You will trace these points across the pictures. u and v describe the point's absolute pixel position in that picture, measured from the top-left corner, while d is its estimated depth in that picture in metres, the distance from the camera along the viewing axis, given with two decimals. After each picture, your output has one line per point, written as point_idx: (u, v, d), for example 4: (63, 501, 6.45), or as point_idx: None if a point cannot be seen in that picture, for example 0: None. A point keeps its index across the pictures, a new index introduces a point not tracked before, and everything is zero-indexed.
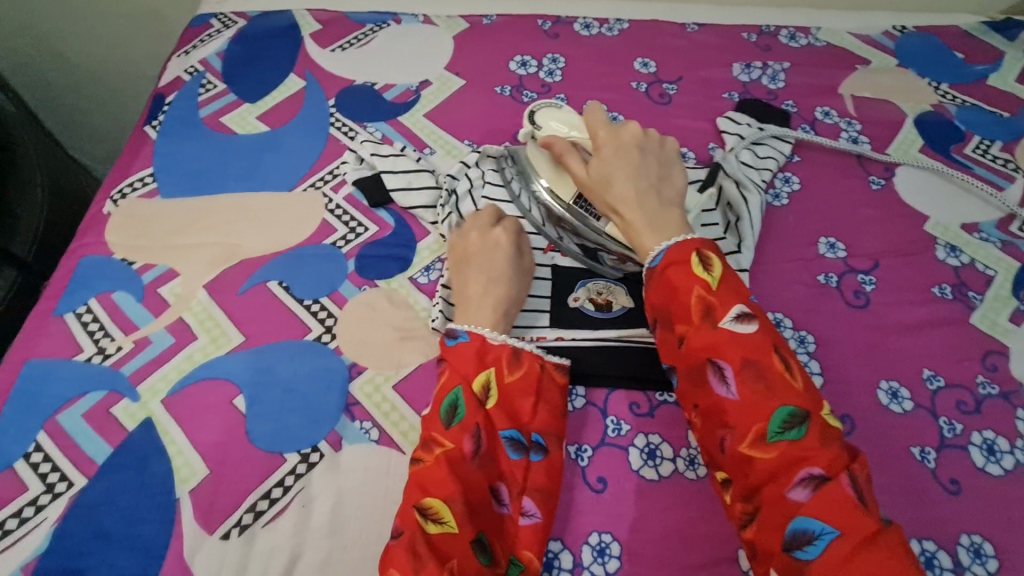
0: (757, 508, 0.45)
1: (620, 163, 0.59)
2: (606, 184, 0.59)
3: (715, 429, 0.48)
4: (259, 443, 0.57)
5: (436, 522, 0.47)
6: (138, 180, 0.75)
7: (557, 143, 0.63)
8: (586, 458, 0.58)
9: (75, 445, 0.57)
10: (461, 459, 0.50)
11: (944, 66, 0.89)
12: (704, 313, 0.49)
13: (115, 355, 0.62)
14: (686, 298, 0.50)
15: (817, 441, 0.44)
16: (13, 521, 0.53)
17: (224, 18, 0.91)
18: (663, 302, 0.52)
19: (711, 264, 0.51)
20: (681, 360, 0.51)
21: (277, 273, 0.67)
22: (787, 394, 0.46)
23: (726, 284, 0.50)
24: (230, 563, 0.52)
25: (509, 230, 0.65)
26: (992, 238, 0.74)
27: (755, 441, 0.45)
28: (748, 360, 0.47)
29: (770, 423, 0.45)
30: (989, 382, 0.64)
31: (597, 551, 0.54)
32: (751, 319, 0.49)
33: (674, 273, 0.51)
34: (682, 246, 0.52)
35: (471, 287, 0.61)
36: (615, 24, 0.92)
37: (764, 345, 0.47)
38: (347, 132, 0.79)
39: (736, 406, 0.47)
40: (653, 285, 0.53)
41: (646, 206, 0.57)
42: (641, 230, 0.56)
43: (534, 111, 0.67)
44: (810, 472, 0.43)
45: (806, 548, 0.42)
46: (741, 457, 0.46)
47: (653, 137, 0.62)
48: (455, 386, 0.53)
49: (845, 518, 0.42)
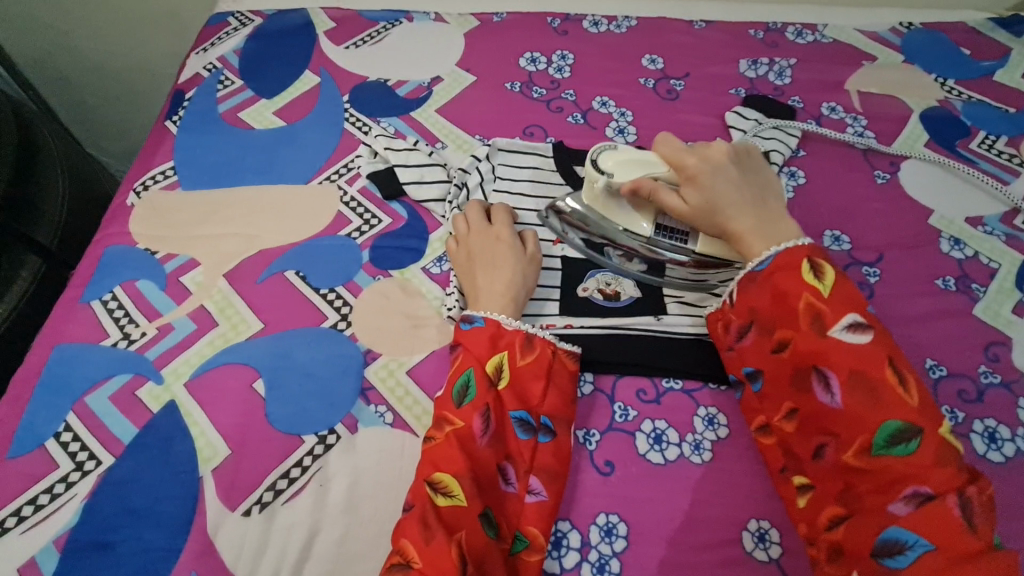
0: (853, 512, 0.48)
1: (719, 184, 0.58)
2: (713, 210, 0.58)
3: (816, 433, 0.50)
4: (278, 424, 0.59)
5: (445, 495, 0.49)
6: (160, 173, 0.77)
7: (644, 184, 0.60)
8: (595, 442, 0.60)
9: (102, 425, 0.59)
10: (470, 437, 0.52)
11: (950, 62, 0.90)
12: (812, 320, 0.51)
13: (139, 340, 0.64)
14: (793, 304, 0.52)
15: (929, 460, 0.44)
16: (45, 496, 0.56)
17: (242, 16, 0.93)
18: (767, 306, 0.54)
19: (823, 272, 0.52)
20: (785, 366, 0.53)
21: (294, 263, 0.70)
22: (898, 409, 0.46)
23: (838, 293, 0.51)
24: (251, 538, 0.54)
25: (505, 224, 0.67)
26: (996, 231, 0.75)
27: (860, 451, 0.47)
28: (857, 372, 0.48)
29: (877, 437, 0.46)
30: (991, 372, 0.65)
31: (604, 531, 0.55)
32: (865, 330, 0.49)
33: (780, 278, 0.53)
34: (790, 253, 0.54)
35: (478, 280, 0.63)
36: (623, 21, 0.93)
37: (877, 357, 0.48)
38: (361, 127, 0.81)
39: (840, 415, 0.48)
40: (753, 288, 0.55)
41: (757, 216, 0.57)
42: (758, 242, 0.56)
43: (596, 156, 0.63)
44: (916, 489, 0.44)
45: (896, 557, 0.43)
46: (843, 465, 0.48)
47: (740, 149, 0.61)
48: (468, 368, 0.56)
49: (945, 538, 0.42)
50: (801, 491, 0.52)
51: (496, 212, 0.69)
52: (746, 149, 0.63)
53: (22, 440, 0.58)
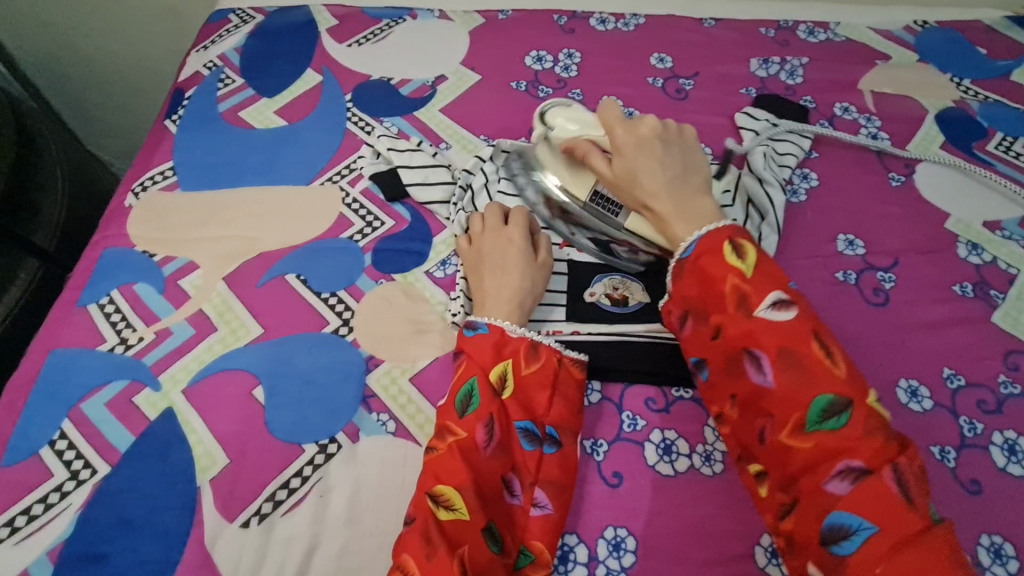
0: (795, 500, 0.46)
1: (644, 159, 0.56)
2: (632, 181, 0.57)
3: (754, 418, 0.49)
4: (278, 432, 0.58)
5: (447, 508, 0.48)
6: (158, 173, 0.76)
7: (579, 145, 0.62)
8: (602, 453, 0.58)
9: (98, 433, 0.58)
10: (473, 448, 0.51)
11: (966, 61, 0.88)
12: (738, 301, 0.49)
13: (137, 345, 0.63)
14: (719, 287, 0.50)
15: (859, 432, 0.43)
16: (39, 506, 0.54)
17: (243, 13, 0.92)
18: (698, 291, 0.52)
19: (744, 251, 0.50)
20: (718, 351, 0.51)
21: (294, 266, 0.68)
22: (828, 382, 0.45)
23: (762, 271, 0.50)
24: (249, 550, 0.53)
25: (520, 226, 0.65)
26: (1015, 236, 0.73)
27: (795, 430, 0.46)
28: (785, 349, 0.47)
29: (810, 413, 0.45)
30: (1011, 382, 0.63)
31: (612, 545, 0.54)
32: (788, 307, 0.48)
33: (707, 261, 0.51)
34: (712, 236, 0.52)
35: (486, 282, 0.62)
36: (631, 19, 0.91)
37: (803, 332, 0.47)
38: (364, 127, 0.80)
39: (774, 395, 0.47)
40: (685, 274, 0.53)
41: (677, 195, 0.55)
42: (674, 222, 0.55)
43: (545, 111, 0.67)
44: (849, 464, 0.43)
45: (843, 542, 0.42)
46: (780, 448, 0.46)
47: (671, 128, 0.58)
48: (471, 376, 0.54)
49: (885, 513, 0.41)
50: (755, 480, 0.50)
51: (513, 214, 0.67)
52: (682, 126, 0.60)
53: (17, 448, 0.57)
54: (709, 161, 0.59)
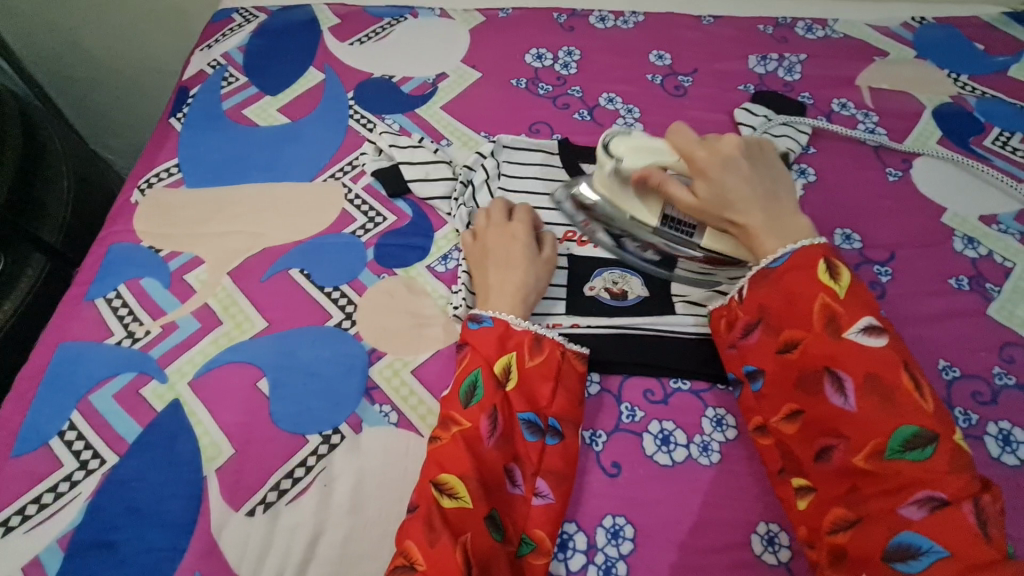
0: (860, 517, 0.47)
1: (732, 178, 0.56)
2: (723, 204, 0.56)
3: (823, 436, 0.50)
4: (283, 424, 0.59)
5: (451, 496, 0.49)
6: (164, 170, 0.77)
7: (653, 173, 0.60)
8: (602, 443, 0.59)
9: (107, 424, 0.59)
10: (477, 438, 0.52)
11: (963, 57, 0.89)
12: (827, 322, 0.50)
13: (144, 338, 0.64)
14: (807, 305, 0.51)
15: (943, 465, 0.44)
16: (49, 495, 0.55)
17: (246, 13, 0.93)
18: (779, 306, 0.53)
19: (839, 273, 0.51)
20: (795, 367, 0.52)
21: (298, 261, 0.69)
22: (915, 414, 0.46)
23: (853, 295, 0.50)
24: (255, 539, 0.54)
25: (524, 223, 0.66)
26: (1011, 230, 0.73)
27: (873, 454, 0.47)
28: (873, 375, 0.48)
29: (892, 440, 0.46)
30: (1006, 373, 0.64)
31: (611, 533, 0.55)
32: (880, 334, 0.49)
33: (792, 278, 0.53)
34: (807, 252, 0.53)
35: (492, 276, 0.63)
36: (630, 17, 0.92)
37: (892, 360, 0.48)
38: (366, 124, 0.81)
39: (853, 417, 0.48)
40: (766, 287, 0.55)
41: (769, 210, 0.56)
42: (767, 239, 0.55)
43: (608, 142, 0.63)
44: (929, 493, 0.44)
45: (909, 562, 0.43)
46: (854, 468, 0.48)
47: (752, 142, 0.59)
48: (476, 368, 0.55)
49: (959, 540, 0.42)
50: (800, 495, 0.52)
51: (517, 211, 0.68)
52: (756, 140, 0.60)
53: (27, 439, 0.58)
54: (789, 174, 0.60)
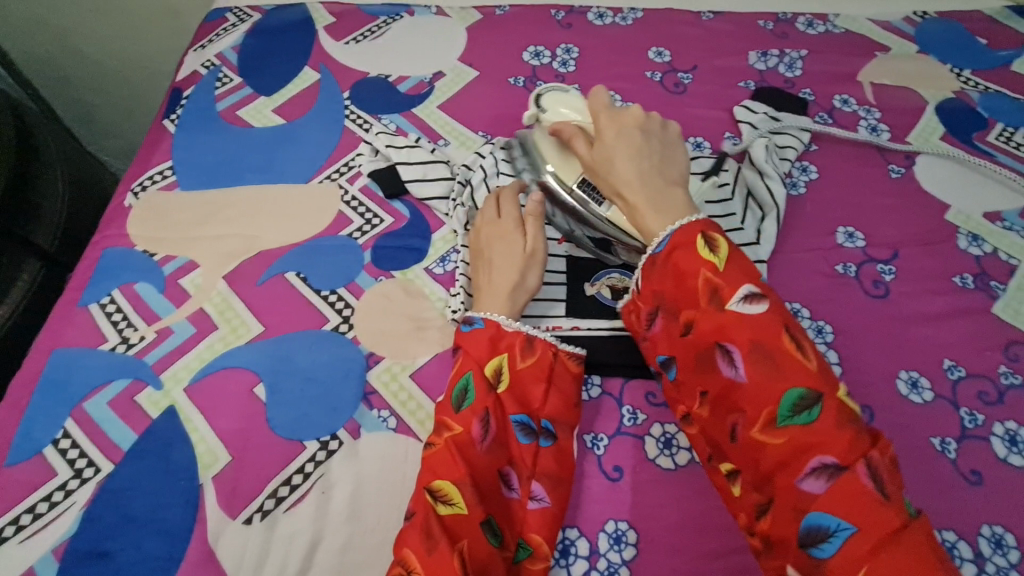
0: (771, 496, 0.45)
1: (621, 145, 0.56)
2: (609, 169, 0.56)
3: (728, 415, 0.48)
4: (280, 430, 0.58)
5: (445, 503, 0.48)
6: (158, 173, 0.76)
7: (565, 128, 0.61)
8: (603, 447, 0.58)
9: (101, 432, 0.58)
10: (469, 442, 0.51)
11: (966, 51, 0.88)
12: (709, 296, 0.48)
13: (138, 344, 0.63)
14: (690, 282, 0.49)
15: (831, 426, 0.43)
16: (43, 504, 0.55)
17: (240, 12, 0.92)
18: (668, 287, 0.51)
19: (717, 245, 0.49)
20: (692, 346, 0.50)
21: (294, 265, 0.68)
22: (800, 377, 0.45)
23: (732, 265, 0.48)
24: (252, 547, 0.53)
25: (514, 219, 0.64)
26: (1016, 226, 0.73)
27: (766, 426, 0.45)
28: (757, 344, 0.46)
29: (780, 408, 0.44)
30: (1011, 372, 0.63)
31: (613, 538, 0.54)
32: (760, 300, 0.47)
33: (679, 257, 0.50)
34: (686, 229, 0.51)
35: (481, 278, 0.62)
36: (629, 13, 0.91)
37: (774, 325, 0.46)
38: (362, 124, 0.80)
39: (746, 391, 0.46)
40: (654, 269, 0.52)
41: (649, 185, 0.54)
42: (645, 212, 0.53)
43: (541, 94, 0.66)
44: (822, 460, 0.43)
45: (823, 543, 0.41)
46: (755, 445, 0.46)
47: (654, 119, 0.59)
48: (467, 371, 0.55)
49: (858, 508, 0.41)
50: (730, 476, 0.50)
51: (507, 204, 0.66)
52: (667, 123, 0.60)
53: (20, 448, 0.57)
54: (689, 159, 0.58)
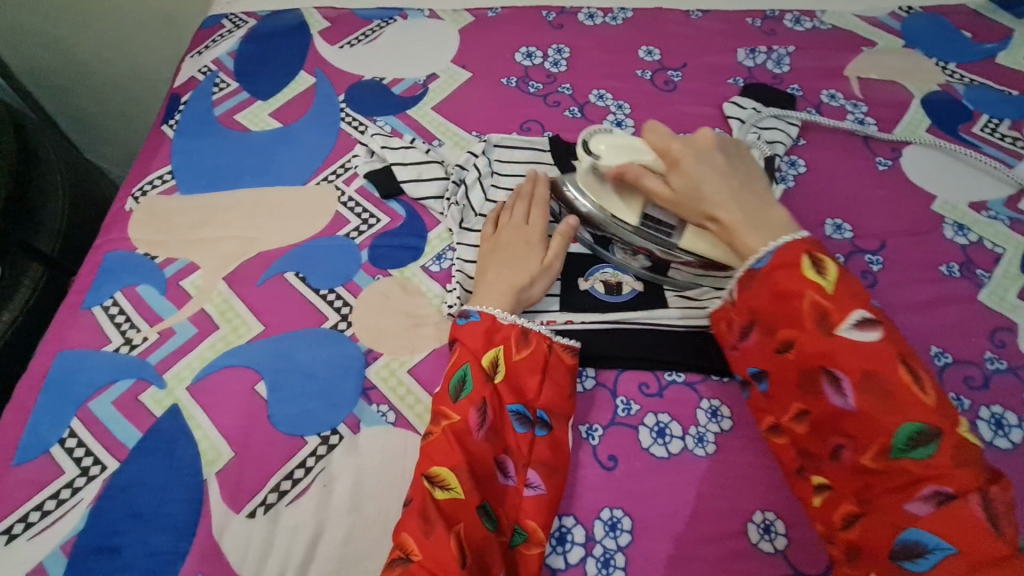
0: (869, 514, 0.46)
1: (704, 170, 0.56)
2: (697, 196, 0.56)
3: (830, 435, 0.49)
4: (281, 426, 0.59)
5: (442, 488, 0.50)
6: (158, 177, 0.77)
7: (630, 168, 0.60)
8: (597, 437, 0.60)
9: (106, 430, 0.59)
10: (466, 430, 0.53)
11: (951, 44, 0.89)
12: (818, 319, 0.49)
13: (141, 345, 0.65)
14: (797, 303, 0.50)
15: (948, 459, 0.43)
16: (51, 502, 0.56)
17: (236, 18, 0.93)
18: (768, 306, 0.52)
19: (825, 267, 0.50)
20: (793, 368, 0.51)
21: (293, 265, 0.70)
22: (914, 408, 0.45)
23: (844, 288, 0.49)
24: (256, 540, 0.54)
25: (541, 230, 0.67)
26: (1000, 215, 0.74)
27: (878, 454, 0.46)
28: (869, 371, 0.46)
29: (895, 439, 0.45)
30: (997, 358, 0.64)
31: (609, 525, 0.55)
32: (873, 327, 0.47)
33: (781, 277, 0.51)
34: (790, 248, 0.51)
35: (489, 273, 0.64)
36: (619, 13, 0.92)
37: (887, 355, 0.46)
38: (357, 126, 0.81)
39: (855, 417, 0.47)
40: (753, 287, 0.53)
41: (745, 203, 0.55)
42: (746, 231, 0.54)
43: (588, 138, 0.64)
44: (936, 490, 0.43)
45: (917, 559, 0.43)
46: (862, 468, 0.47)
47: (727, 139, 0.60)
48: (464, 363, 0.57)
49: (966, 536, 0.41)
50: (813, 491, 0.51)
51: (537, 215, 0.68)
52: (733, 141, 0.61)
53: (28, 448, 0.59)
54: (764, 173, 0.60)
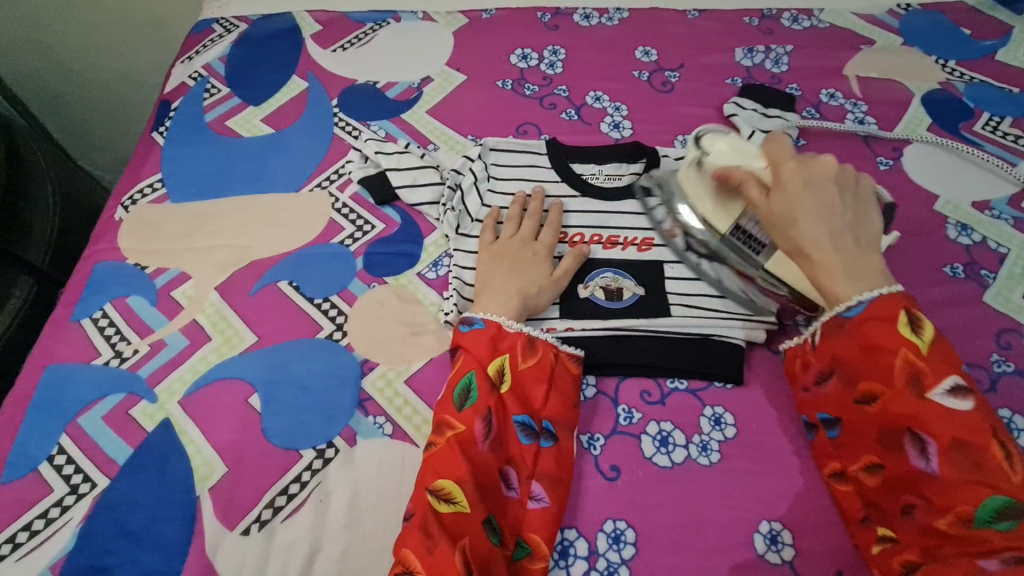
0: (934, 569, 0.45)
1: (811, 200, 0.51)
2: (791, 221, 0.51)
3: (903, 492, 0.47)
4: (275, 440, 0.58)
5: (447, 501, 0.49)
6: (148, 186, 0.76)
7: (733, 173, 0.55)
8: (599, 447, 0.58)
9: (96, 447, 0.58)
10: (472, 441, 0.52)
11: (951, 42, 0.88)
12: (909, 380, 0.46)
13: (132, 358, 0.63)
14: (886, 359, 0.48)
15: None
16: (39, 521, 0.54)
17: (226, 22, 0.92)
18: (850, 357, 0.50)
19: (922, 327, 0.47)
20: (873, 423, 0.49)
21: (286, 273, 0.68)
22: (1004, 482, 0.42)
23: (938, 351, 0.46)
24: (250, 558, 0.53)
25: (548, 244, 0.66)
26: (1004, 215, 0.73)
27: (955, 520, 0.44)
28: (957, 439, 0.44)
29: (979, 509, 0.42)
30: (1004, 360, 0.63)
31: (612, 538, 0.54)
32: (967, 396, 0.45)
33: (870, 329, 0.48)
34: (884, 301, 0.48)
35: (493, 280, 0.62)
36: (615, 13, 0.91)
37: (979, 425, 0.44)
38: (351, 131, 0.80)
39: (935, 481, 0.44)
40: (836, 334, 0.51)
41: (843, 247, 0.50)
42: (836, 276, 0.50)
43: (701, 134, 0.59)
44: (1015, 558, 0.41)
45: None
46: (935, 529, 0.45)
47: (849, 173, 0.54)
48: (469, 371, 0.55)
49: None
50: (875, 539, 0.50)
51: (546, 229, 0.67)
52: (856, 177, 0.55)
53: (16, 465, 0.57)
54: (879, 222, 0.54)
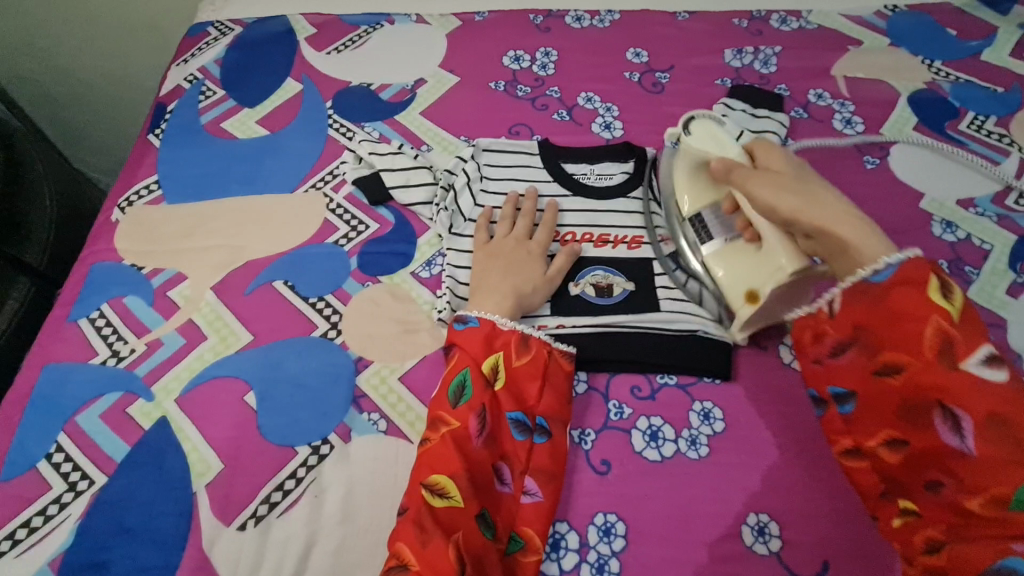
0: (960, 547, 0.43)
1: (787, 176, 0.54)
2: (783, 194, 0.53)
3: (928, 466, 0.45)
4: (271, 437, 0.59)
5: (441, 496, 0.50)
6: (144, 187, 0.77)
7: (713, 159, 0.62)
8: (590, 442, 0.59)
9: (94, 445, 0.59)
10: (466, 437, 0.53)
11: (936, 42, 0.89)
12: (941, 351, 0.44)
13: (129, 357, 0.64)
14: (916, 328, 0.45)
15: None
16: (38, 518, 0.55)
17: (221, 25, 0.93)
18: (875, 325, 0.48)
19: (952, 293, 0.45)
20: (897, 395, 0.46)
21: (282, 273, 0.69)
22: None
23: (969, 319, 0.44)
24: (247, 553, 0.54)
25: (543, 243, 0.67)
26: (988, 212, 0.74)
27: (989, 498, 0.41)
28: (996, 415, 0.41)
29: (1017, 488, 0.40)
30: None
31: (603, 531, 0.55)
32: (1003, 367, 0.42)
33: (898, 295, 0.47)
34: (914, 266, 0.47)
35: (488, 279, 0.63)
36: (606, 16, 0.93)
37: (1017, 398, 0.41)
38: (345, 133, 0.81)
39: (968, 457, 0.42)
40: (860, 301, 0.49)
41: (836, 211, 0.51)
42: (852, 239, 0.49)
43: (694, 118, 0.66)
44: None
45: None
46: (963, 506, 0.43)
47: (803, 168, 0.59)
48: (464, 368, 0.56)
49: None
50: (896, 513, 0.48)
51: (540, 229, 0.68)
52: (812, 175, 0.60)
53: (14, 463, 0.58)
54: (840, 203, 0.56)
